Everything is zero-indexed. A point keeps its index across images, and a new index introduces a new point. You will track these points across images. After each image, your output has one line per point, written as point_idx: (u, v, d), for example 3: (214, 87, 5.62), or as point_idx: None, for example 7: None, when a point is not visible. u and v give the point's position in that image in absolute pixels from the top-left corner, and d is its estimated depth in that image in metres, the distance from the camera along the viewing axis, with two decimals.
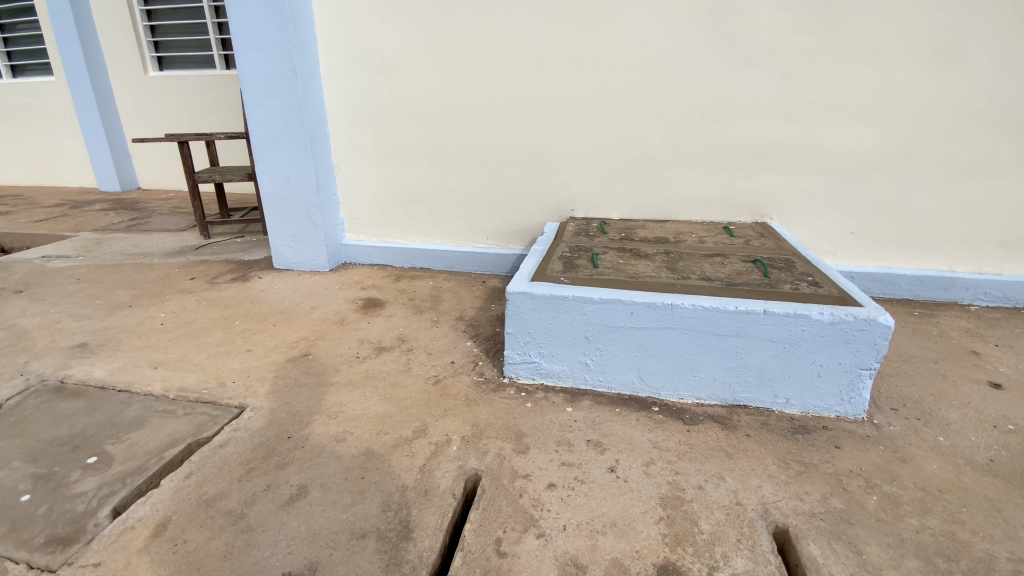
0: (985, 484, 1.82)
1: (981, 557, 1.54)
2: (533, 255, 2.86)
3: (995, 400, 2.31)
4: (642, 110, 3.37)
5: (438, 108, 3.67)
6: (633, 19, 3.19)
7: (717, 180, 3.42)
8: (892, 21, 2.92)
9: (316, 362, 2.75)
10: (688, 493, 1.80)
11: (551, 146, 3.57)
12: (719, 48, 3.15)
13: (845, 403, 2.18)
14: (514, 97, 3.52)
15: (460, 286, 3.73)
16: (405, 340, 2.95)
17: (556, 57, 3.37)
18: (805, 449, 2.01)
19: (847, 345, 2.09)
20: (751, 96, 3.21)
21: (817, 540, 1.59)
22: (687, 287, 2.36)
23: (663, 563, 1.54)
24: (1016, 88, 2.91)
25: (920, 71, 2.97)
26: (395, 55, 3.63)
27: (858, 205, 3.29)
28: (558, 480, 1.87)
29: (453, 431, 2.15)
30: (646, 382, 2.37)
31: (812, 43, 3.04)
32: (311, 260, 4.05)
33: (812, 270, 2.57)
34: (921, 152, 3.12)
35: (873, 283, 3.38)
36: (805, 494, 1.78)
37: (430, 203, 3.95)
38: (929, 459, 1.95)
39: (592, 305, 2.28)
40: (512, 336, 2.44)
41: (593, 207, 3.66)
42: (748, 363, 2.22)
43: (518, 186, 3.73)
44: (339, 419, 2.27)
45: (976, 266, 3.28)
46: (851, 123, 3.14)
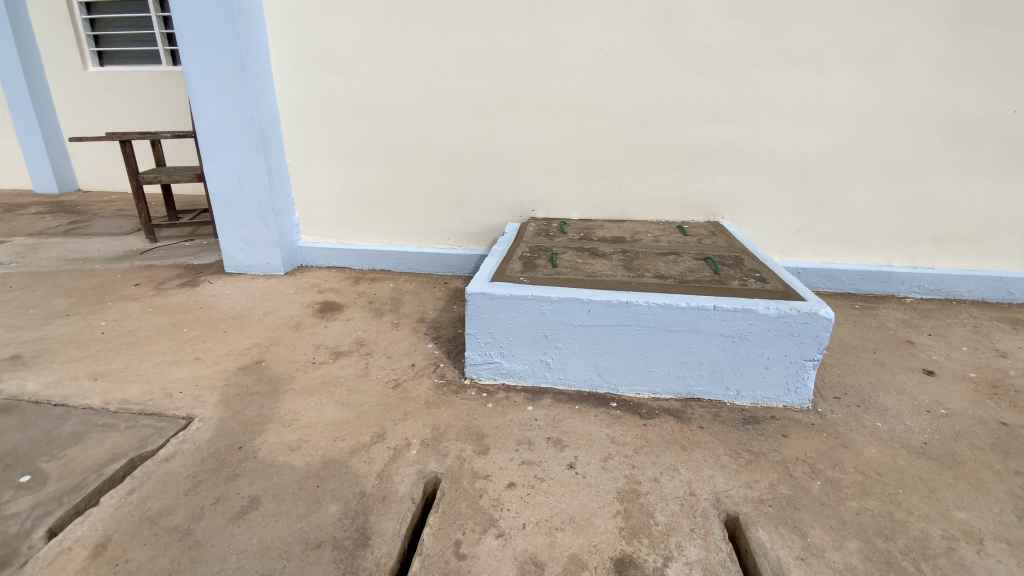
0: (919, 466, 1.94)
1: (917, 535, 1.63)
2: (493, 256, 2.86)
3: (927, 386, 2.46)
4: (599, 111, 3.42)
5: (396, 107, 3.62)
6: (588, 22, 3.24)
7: (672, 181, 3.51)
8: (830, 30, 3.08)
9: (269, 369, 2.66)
10: (644, 486, 1.83)
11: (511, 146, 3.58)
12: (671, 52, 3.23)
13: (791, 393, 2.28)
14: (472, 97, 3.51)
15: (421, 288, 3.68)
16: (364, 344, 2.89)
17: (514, 58, 3.38)
18: (754, 438, 2.09)
19: (792, 337, 2.18)
20: (702, 99, 3.31)
21: (765, 526, 1.65)
22: (642, 284, 2.41)
23: (620, 555, 1.57)
24: (942, 93, 3.12)
25: (856, 77, 3.14)
26: (349, 53, 3.56)
27: (804, 204, 3.45)
28: (518, 479, 1.87)
29: (412, 435, 2.12)
30: (605, 378, 2.40)
31: (758, 49, 3.16)
32: (265, 264, 3.92)
33: (759, 266, 2.67)
34: (860, 154, 3.29)
35: (818, 278, 3.54)
36: (754, 482, 1.84)
37: (389, 204, 3.89)
38: (868, 443, 2.06)
39: (550, 304, 2.30)
40: (471, 336, 2.43)
41: (553, 208, 3.69)
42: (700, 357, 2.29)
43: (478, 187, 3.72)
44: (294, 427, 2.20)
45: (911, 260, 3.49)
46: (796, 126, 3.29)
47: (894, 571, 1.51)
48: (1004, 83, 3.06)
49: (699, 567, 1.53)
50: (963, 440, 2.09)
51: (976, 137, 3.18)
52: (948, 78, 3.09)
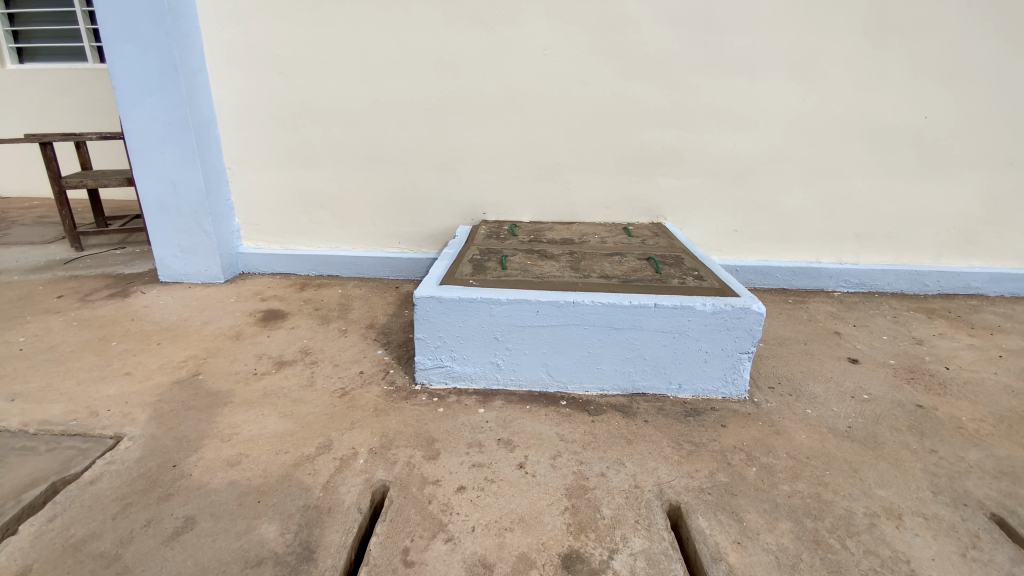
0: (844, 448, 2.07)
1: (842, 514, 1.74)
2: (442, 259, 2.84)
3: (853, 373, 2.63)
4: (546, 115, 3.47)
5: (341, 109, 3.54)
6: (532, 27, 3.29)
7: (618, 183, 3.61)
8: (760, 40, 3.25)
9: (207, 382, 2.54)
10: (591, 482, 1.87)
11: (460, 149, 3.58)
12: (614, 58, 3.32)
13: (729, 384, 2.39)
14: (420, 99, 3.48)
15: (371, 293, 3.61)
16: (310, 353, 2.81)
17: (460, 61, 3.38)
18: (695, 429, 2.17)
19: (728, 331, 2.29)
20: (645, 104, 3.42)
21: (704, 514, 1.72)
22: (588, 285, 2.46)
23: (567, 551, 1.59)
24: (861, 100, 3.35)
25: (784, 85, 3.34)
26: (291, 53, 3.45)
27: (741, 205, 3.62)
28: (467, 482, 1.87)
29: (360, 444, 2.07)
30: (554, 378, 2.44)
31: (695, 57, 3.30)
32: (203, 271, 3.73)
33: (698, 265, 2.78)
34: (790, 157, 3.50)
35: (755, 275, 3.72)
36: (695, 472, 1.92)
37: (336, 207, 3.80)
38: (799, 429, 2.19)
39: (500, 306, 2.31)
40: (421, 341, 2.40)
41: (504, 210, 3.71)
42: (644, 353, 2.36)
43: (428, 190, 3.69)
44: (233, 441, 2.11)
45: (837, 257, 3.73)
46: (732, 130, 3.45)
47: (822, 548, 1.61)
48: (914, 93, 3.33)
49: (644, 557, 1.57)
50: (883, 423, 2.25)
51: (891, 142, 3.44)
52: (865, 86, 3.33)
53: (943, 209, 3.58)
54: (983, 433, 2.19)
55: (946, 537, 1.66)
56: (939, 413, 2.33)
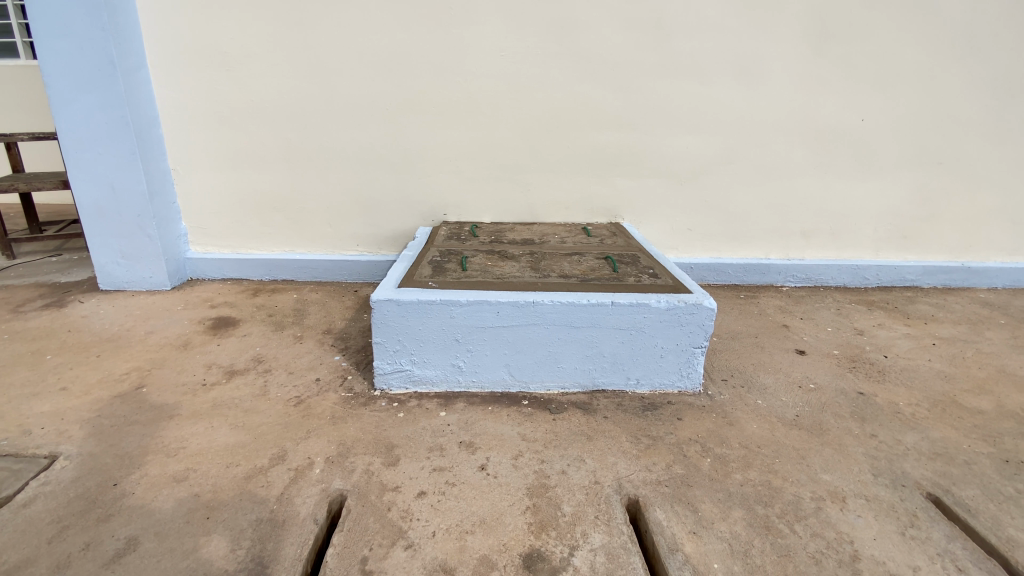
0: (793, 436, 2.16)
1: (791, 499, 1.82)
2: (401, 261, 2.79)
3: (800, 364, 2.75)
4: (504, 116, 3.47)
5: (294, 108, 3.44)
6: (488, 29, 3.29)
7: (577, 183, 3.65)
8: (709, 45, 3.36)
9: (152, 395, 2.41)
10: (552, 480, 1.88)
11: (418, 150, 3.54)
12: (570, 61, 3.36)
13: (684, 378, 2.45)
14: (375, 100, 3.42)
15: (328, 298, 3.52)
16: (263, 361, 2.71)
17: (416, 61, 3.34)
18: (653, 424, 2.22)
19: (681, 327, 2.35)
20: (601, 106, 3.48)
21: (662, 506, 1.76)
22: (547, 284, 2.48)
23: (528, 551, 1.59)
24: (803, 103, 3.52)
25: (732, 88, 3.46)
26: (238, 50, 3.33)
27: (694, 205, 3.73)
28: (428, 487, 1.84)
29: (316, 453, 2.01)
30: (516, 377, 2.44)
31: (648, 61, 3.38)
32: (148, 278, 3.54)
33: (654, 263, 2.85)
34: (739, 159, 3.63)
35: (709, 272, 3.84)
36: (652, 465, 1.96)
37: (290, 210, 3.68)
38: (751, 420, 2.27)
39: (460, 308, 2.29)
40: (379, 345, 2.35)
41: (464, 211, 3.69)
42: (603, 350, 2.39)
43: (386, 191, 3.63)
44: (180, 456, 2.01)
45: (785, 253, 3.89)
46: (685, 132, 3.56)
47: (772, 534, 1.67)
48: (852, 97, 3.52)
49: (603, 552, 1.59)
50: (828, 410, 2.36)
51: (832, 143, 3.62)
52: (807, 91, 3.49)
53: (879, 206, 3.80)
54: (918, 417, 2.33)
55: (886, 517, 1.75)
56: (879, 399, 2.46)
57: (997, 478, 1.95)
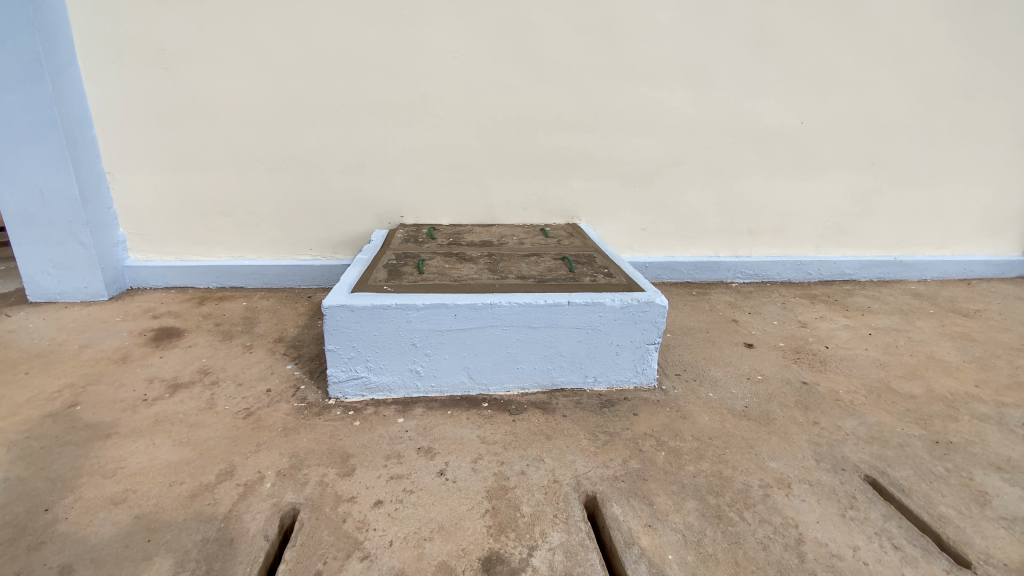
0: (742, 426, 2.25)
1: (740, 488, 1.89)
2: (355, 265, 2.73)
3: (749, 357, 2.86)
4: (459, 117, 3.46)
5: (240, 109, 3.31)
6: (441, 30, 3.26)
7: (533, 185, 3.67)
8: (658, 49, 3.46)
9: (87, 413, 2.26)
10: (511, 481, 1.88)
11: (372, 152, 3.47)
12: (523, 63, 3.39)
13: (639, 374, 2.51)
14: (326, 100, 3.34)
15: (280, 304, 3.41)
16: (210, 372, 2.59)
17: (368, 62, 3.29)
18: (610, 420, 2.26)
19: (636, 324, 2.40)
20: (555, 109, 3.51)
21: (618, 501, 1.79)
22: (504, 286, 2.48)
23: (487, 554, 1.59)
24: (747, 107, 3.67)
25: (681, 91, 3.57)
26: (178, 48, 3.17)
27: (648, 205, 3.82)
28: (385, 496, 1.81)
29: (267, 466, 1.94)
30: (475, 380, 2.43)
31: (600, 64, 3.45)
32: (82, 289, 3.33)
33: (609, 262, 2.90)
34: (689, 160, 3.75)
35: (663, 270, 3.95)
36: (609, 461, 2.00)
37: (238, 214, 3.54)
38: (703, 412, 2.35)
39: (416, 312, 2.26)
40: (333, 353, 2.29)
41: (420, 213, 3.65)
42: (561, 349, 2.41)
43: (340, 194, 3.55)
44: (119, 476, 1.90)
45: (734, 251, 4.04)
46: (637, 134, 3.64)
47: (723, 522, 1.73)
48: (792, 101, 3.69)
49: (562, 551, 1.60)
50: (774, 400, 2.47)
51: (774, 145, 3.79)
52: (750, 94, 3.64)
53: (819, 205, 4.00)
54: (856, 403, 2.47)
55: (829, 500, 1.85)
56: (821, 388, 2.59)
57: (927, 458, 2.09)
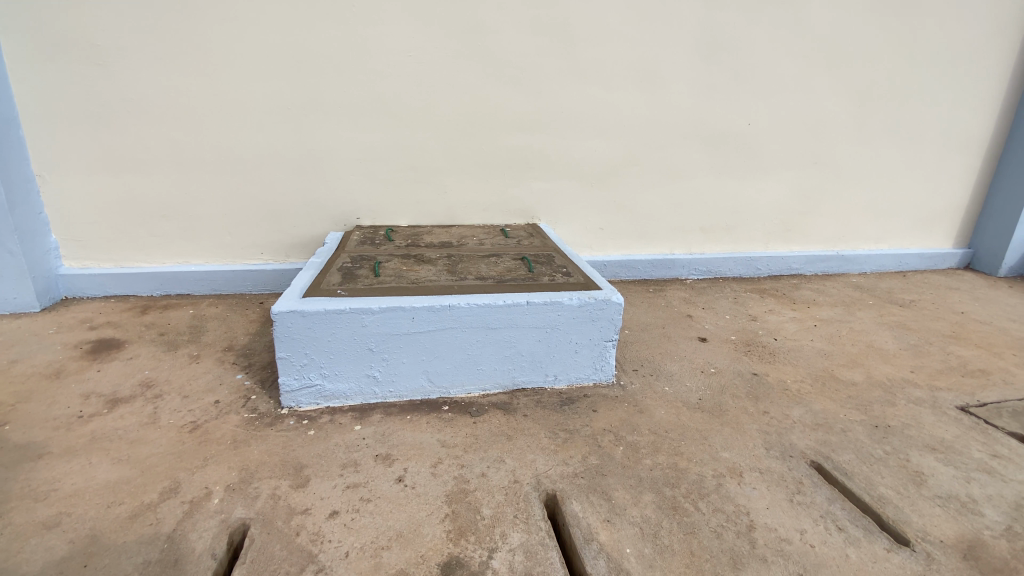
0: (697, 418, 2.31)
1: (695, 478, 1.94)
2: (308, 269, 2.65)
3: (702, 351, 2.95)
4: (415, 118, 3.41)
5: (183, 108, 3.17)
6: (394, 27, 3.21)
7: (492, 185, 3.66)
8: (611, 51, 3.52)
9: (14, 433, 2.10)
10: (472, 484, 1.87)
11: (325, 152, 3.38)
12: (479, 63, 3.37)
13: (598, 371, 2.55)
14: (276, 99, 3.23)
15: (230, 311, 3.27)
16: (153, 385, 2.46)
17: (319, 60, 3.20)
18: (570, 418, 2.28)
19: (593, 322, 2.43)
20: (512, 110, 3.52)
21: (578, 498, 1.81)
22: (462, 287, 2.46)
23: (447, 559, 1.57)
24: (698, 108, 3.78)
25: (634, 93, 3.65)
26: (112, 43, 3.00)
27: (606, 205, 3.88)
28: (340, 506, 1.76)
29: (215, 481, 1.86)
30: (435, 383, 2.40)
31: (555, 65, 3.47)
32: (10, 300, 3.09)
33: (567, 261, 2.93)
34: (643, 160, 3.83)
35: (621, 269, 4.01)
36: (569, 458, 2.02)
37: (183, 218, 3.38)
38: (659, 406, 2.40)
39: (371, 316, 2.21)
40: (285, 360, 2.21)
41: (377, 215, 3.58)
42: (520, 349, 2.42)
43: (292, 195, 3.44)
44: (51, 499, 1.77)
45: (688, 248, 4.15)
46: (593, 136, 3.69)
47: (678, 513, 1.77)
48: (740, 102, 3.83)
49: (521, 551, 1.60)
50: (726, 392, 2.55)
51: (723, 145, 3.92)
52: (700, 96, 3.75)
53: (767, 203, 4.16)
54: (802, 392, 2.58)
55: (778, 486, 1.92)
56: (770, 378, 2.70)
57: (868, 442, 2.21)
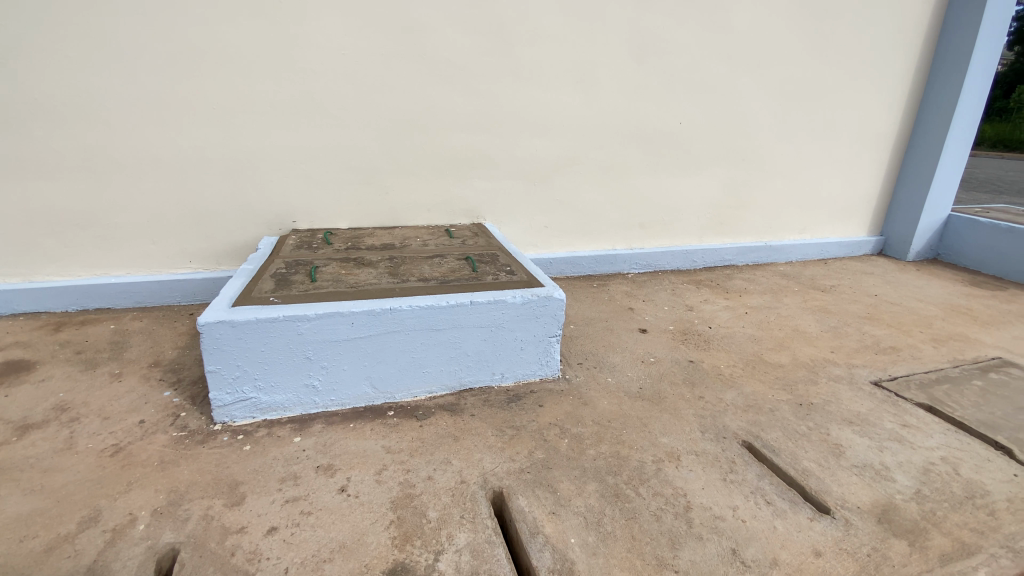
0: (638, 407, 2.40)
1: (636, 465, 2.01)
2: (238, 277, 2.53)
3: (643, 342, 3.05)
4: (351, 118, 3.33)
5: (96, 109, 2.94)
6: (325, 24, 3.12)
7: (434, 185, 3.63)
8: (547, 51, 3.57)
9: None
10: (418, 488, 1.86)
11: (256, 153, 3.24)
12: (415, 62, 3.33)
13: (544, 366, 2.59)
14: (200, 99, 3.07)
15: (156, 325, 3.08)
16: (70, 408, 2.28)
17: (245, 58, 3.06)
18: (516, 414, 2.31)
19: (537, 319, 2.47)
20: (450, 109, 3.50)
21: (524, 494, 1.83)
22: (404, 289, 2.43)
23: (392, 566, 1.55)
24: (633, 107, 3.90)
25: (571, 93, 3.72)
26: (10, 39, 2.74)
27: (549, 203, 3.94)
28: (279, 521, 1.70)
29: (142, 506, 1.75)
30: (379, 389, 2.36)
31: (492, 64, 3.49)
32: None
33: (511, 260, 2.95)
34: (583, 159, 3.92)
35: (566, 266, 4.08)
36: (515, 454, 2.04)
37: (99, 226, 3.15)
38: (603, 397, 2.47)
39: (307, 323, 2.14)
40: (215, 374, 2.11)
41: (315, 218, 3.47)
42: (466, 349, 2.42)
43: (222, 200, 3.27)
44: None
45: (629, 243, 4.28)
46: (533, 135, 3.73)
47: (621, 500, 1.83)
48: (672, 102, 3.99)
49: (468, 551, 1.61)
50: (665, 379, 2.66)
51: (658, 142, 4.06)
52: (635, 96, 3.87)
53: (701, 198, 4.36)
54: (734, 375, 2.73)
55: (712, 466, 2.03)
56: (705, 364, 2.84)
57: (793, 420, 2.36)
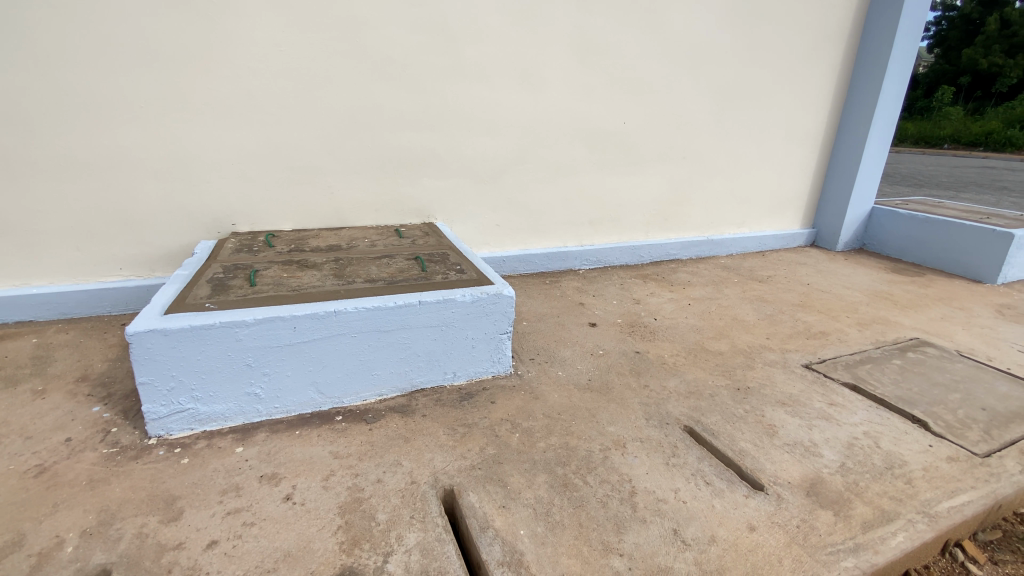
0: (586, 398, 2.46)
1: (584, 454, 2.07)
2: (172, 284, 2.42)
3: (592, 336, 3.13)
4: (292, 116, 3.24)
5: (7, 108, 2.72)
6: (260, 20, 3.01)
7: (382, 185, 3.58)
8: (493, 50, 3.59)
9: None
10: (367, 491, 1.84)
11: (191, 154, 3.10)
12: (358, 59, 3.28)
13: (495, 364, 2.61)
14: (127, 98, 2.90)
15: (84, 337, 2.90)
16: None
17: (175, 53, 2.92)
18: (467, 412, 2.33)
19: (487, 316, 2.49)
20: (396, 108, 3.47)
21: (475, 490, 1.85)
22: (350, 291, 2.39)
23: (339, 570, 1.53)
24: (579, 106, 3.98)
25: (518, 91, 3.76)
26: None
27: (499, 201, 3.96)
28: (220, 534, 1.64)
29: (69, 527, 1.65)
30: (327, 394, 2.31)
31: (437, 63, 3.48)
32: None
33: (461, 259, 2.96)
34: (532, 157, 3.97)
35: (518, 263, 4.12)
36: (466, 452, 2.06)
37: (17, 233, 2.92)
38: (553, 391, 2.52)
39: (247, 329, 2.07)
40: (148, 386, 2.01)
41: (257, 220, 3.35)
42: (416, 349, 2.41)
43: (154, 203, 3.11)
44: None
45: (579, 240, 4.37)
46: (481, 133, 3.75)
47: (569, 489, 1.88)
48: (616, 101, 4.10)
49: (418, 550, 1.61)
50: (613, 371, 2.74)
51: (604, 140, 4.16)
52: (580, 95, 3.96)
53: (646, 194, 4.50)
54: (678, 364, 2.85)
55: (656, 452, 2.11)
56: (650, 354, 2.94)
57: (731, 404, 2.50)
